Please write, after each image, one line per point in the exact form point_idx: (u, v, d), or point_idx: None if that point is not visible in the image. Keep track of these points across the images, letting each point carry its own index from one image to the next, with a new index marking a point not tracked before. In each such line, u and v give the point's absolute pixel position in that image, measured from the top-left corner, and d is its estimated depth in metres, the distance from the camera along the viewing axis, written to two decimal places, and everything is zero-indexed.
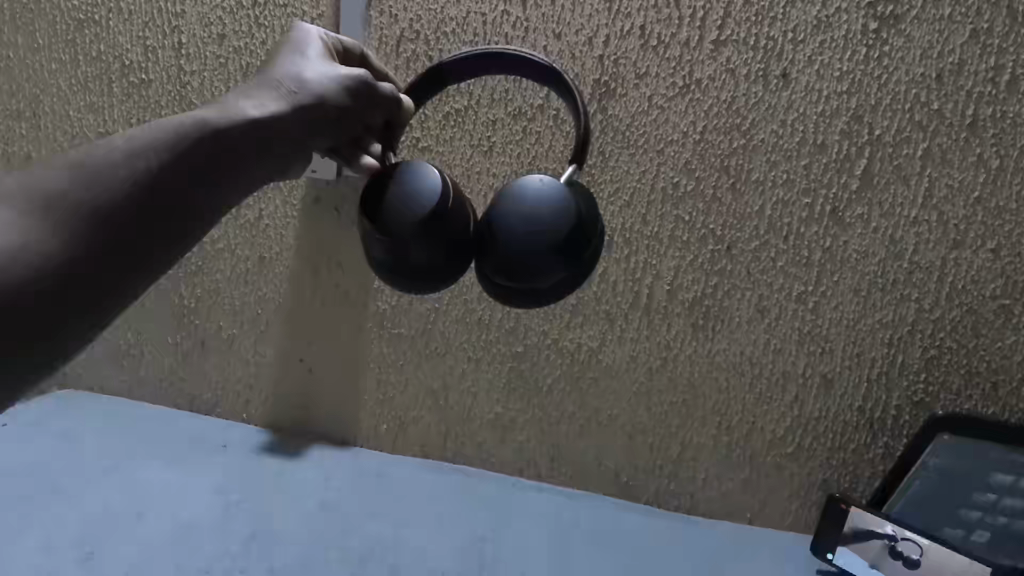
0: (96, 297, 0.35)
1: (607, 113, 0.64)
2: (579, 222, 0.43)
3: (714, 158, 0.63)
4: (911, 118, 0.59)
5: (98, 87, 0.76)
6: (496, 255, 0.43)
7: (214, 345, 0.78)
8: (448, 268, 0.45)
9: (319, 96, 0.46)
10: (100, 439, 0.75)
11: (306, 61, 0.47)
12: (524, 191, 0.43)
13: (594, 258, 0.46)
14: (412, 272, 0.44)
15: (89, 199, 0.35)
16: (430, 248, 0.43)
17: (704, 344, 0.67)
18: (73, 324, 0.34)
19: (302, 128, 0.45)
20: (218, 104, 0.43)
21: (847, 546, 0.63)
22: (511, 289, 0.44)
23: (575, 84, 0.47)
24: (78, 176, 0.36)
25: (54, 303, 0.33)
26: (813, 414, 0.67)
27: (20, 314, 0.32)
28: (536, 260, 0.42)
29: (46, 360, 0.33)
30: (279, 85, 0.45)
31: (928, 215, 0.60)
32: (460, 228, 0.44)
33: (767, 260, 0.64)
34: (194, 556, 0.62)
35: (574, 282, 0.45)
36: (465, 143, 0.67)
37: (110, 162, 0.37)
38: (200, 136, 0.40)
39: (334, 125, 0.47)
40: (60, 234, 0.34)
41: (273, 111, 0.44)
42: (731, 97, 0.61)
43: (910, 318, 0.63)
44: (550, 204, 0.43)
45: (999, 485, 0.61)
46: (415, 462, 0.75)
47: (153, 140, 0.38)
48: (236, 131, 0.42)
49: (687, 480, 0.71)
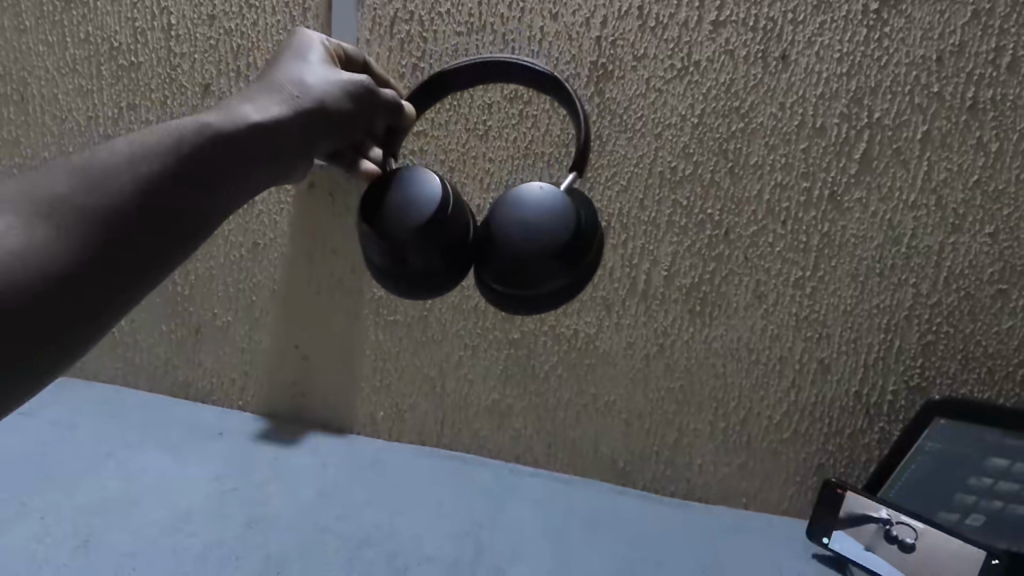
0: (99, 301, 0.34)
1: (604, 95, 0.63)
2: (580, 229, 0.43)
3: (713, 142, 0.62)
4: (911, 101, 0.58)
5: (87, 70, 0.75)
6: (496, 261, 0.43)
7: (209, 332, 0.77)
8: (448, 274, 0.44)
9: (321, 101, 0.47)
10: (96, 427, 0.75)
11: (307, 67, 0.49)
12: (524, 199, 0.43)
13: (594, 264, 0.45)
14: (409, 278, 0.44)
15: (91, 204, 0.35)
16: (427, 254, 0.43)
17: (701, 330, 0.67)
18: (78, 329, 0.34)
19: (304, 133, 0.46)
20: (222, 108, 0.44)
21: (843, 530, 0.64)
22: (509, 294, 0.44)
23: (575, 92, 0.47)
24: (80, 181, 0.35)
25: (66, 307, 0.33)
26: (809, 400, 0.67)
27: (20, 319, 0.31)
28: (535, 265, 0.42)
29: (54, 367, 0.33)
30: (282, 90, 0.46)
31: (926, 199, 0.60)
32: (460, 233, 0.44)
33: (765, 245, 0.64)
34: (194, 542, 0.62)
35: (574, 288, 0.45)
36: (460, 126, 0.66)
37: (114, 167, 0.36)
38: (203, 139, 0.40)
39: (335, 129, 0.48)
40: (63, 238, 0.34)
41: (276, 115, 0.45)
42: (730, 80, 0.60)
43: (907, 303, 0.63)
44: (549, 212, 0.42)
45: (994, 469, 0.61)
46: (411, 449, 0.76)
47: (157, 145, 0.38)
48: (241, 134, 0.43)
49: (684, 465, 0.71)
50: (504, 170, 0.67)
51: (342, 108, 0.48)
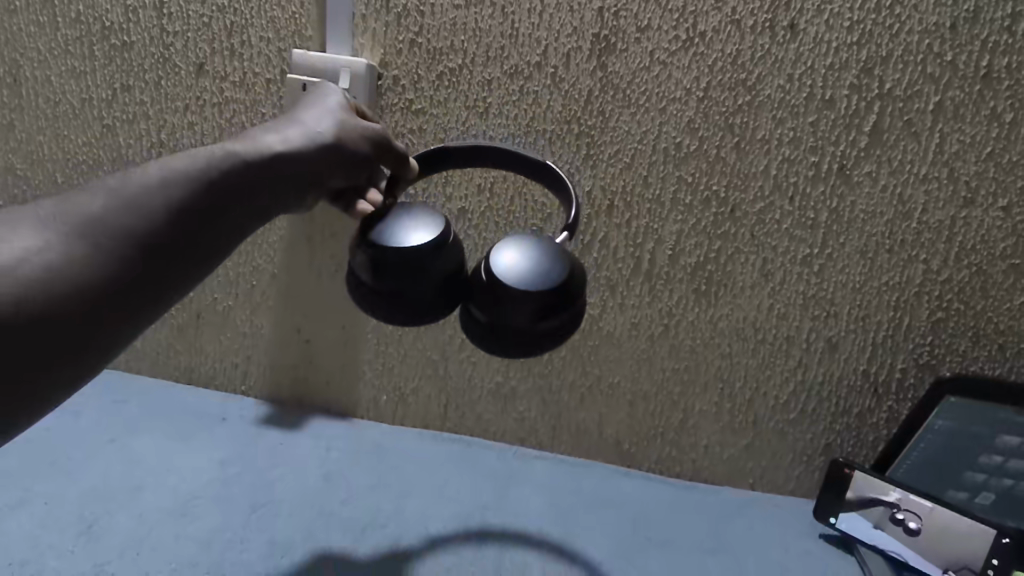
0: (121, 317, 0.34)
1: (607, 70, 0.61)
2: (566, 285, 0.41)
3: (718, 116, 0.60)
4: (923, 70, 0.57)
5: (79, 51, 0.73)
6: (483, 292, 0.42)
7: (210, 317, 0.77)
8: (432, 305, 0.43)
9: (339, 138, 0.46)
10: (102, 413, 0.75)
11: (328, 107, 0.48)
12: (526, 266, 0.41)
13: (578, 319, 0.44)
14: (394, 297, 0.43)
15: (125, 222, 0.35)
16: (415, 278, 0.42)
17: (707, 310, 0.66)
18: (98, 343, 0.33)
19: (323, 165, 0.45)
20: (243, 136, 0.43)
21: (851, 511, 0.63)
22: (490, 326, 0.42)
23: (571, 185, 0.48)
24: (117, 200, 0.35)
25: (89, 323, 0.33)
26: (817, 379, 0.66)
27: (47, 331, 0.31)
28: (521, 302, 0.40)
29: (70, 380, 0.33)
30: (304, 123, 0.46)
31: (938, 171, 0.59)
32: (450, 267, 0.43)
33: (772, 222, 0.62)
34: (201, 525, 0.61)
35: (558, 336, 0.43)
36: (459, 104, 0.65)
37: (147, 189, 0.36)
38: (230, 166, 0.40)
39: (348, 168, 0.47)
40: (94, 256, 0.33)
41: (299, 145, 0.44)
42: (736, 51, 0.59)
43: (917, 280, 0.62)
44: (525, 279, 0.41)
45: (1005, 447, 0.60)
46: (415, 433, 0.75)
47: (187, 170, 0.38)
48: (262, 162, 0.42)
49: (689, 447, 0.71)
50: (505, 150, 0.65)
51: (361, 147, 0.47)
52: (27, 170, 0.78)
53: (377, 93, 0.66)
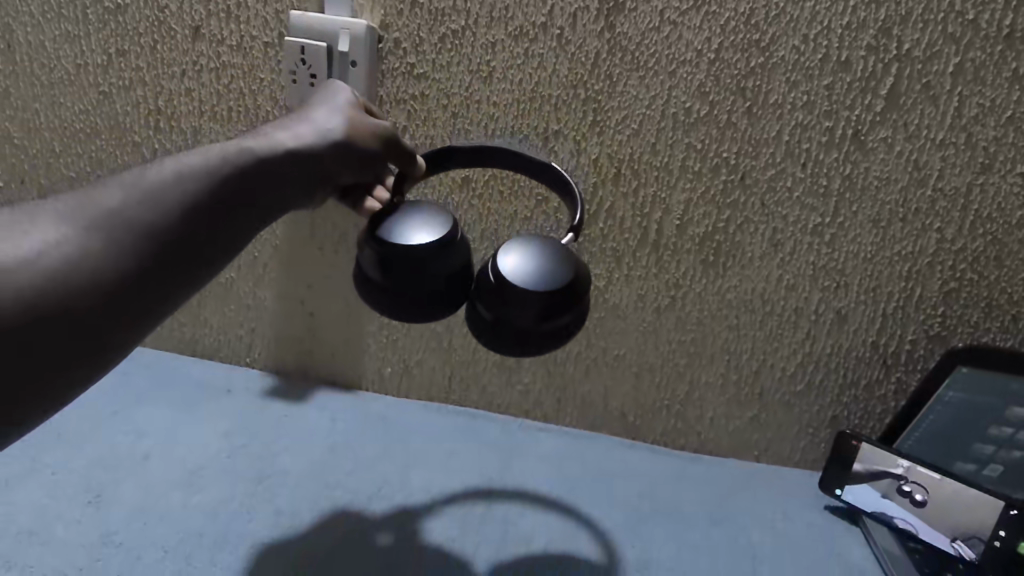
0: (137, 314, 0.33)
1: (615, 30, 0.59)
2: (571, 286, 0.41)
3: (730, 79, 0.58)
4: (944, 30, 0.55)
5: (72, 14, 0.71)
6: (489, 291, 0.41)
7: (213, 288, 0.76)
8: (438, 303, 0.42)
9: (348, 136, 0.45)
10: (113, 385, 0.75)
11: (337, 104, 0.47)
12: (532, 264, 0.40)
13: (582, 321, 0.43)
14: (401, 295, 0.42)
15: (142, 217, 0.34)
16: (423, 276, 0.41)
17: (715, 280, 0.65)
18: (113, 339, 0.33)
19: (332, 163, 0.43)
20: (255, 133, 0.41)
21: (859, 483, 0.63)
22: (495, 325, 0.41)
23: (577, 191, 0.46)
24: (135, 195, 0.34)
25: (104, 318, 0.32)
26: (825, 351, 0.65)
27: (61, 325, 0.31)
28: (528, 302, 0.40)
29: (87, 376, 0.32)
30: (314, 120, 0.44)
31: (955, 137, 0.57)
32: (457, 266, 0.42)
33: (783, 190, 0.61)
34: (213, 497, 0.62)
35: (560, 336, 0.42)
36: (462, 69, 0.63)
37: (162, 184, 0.35)
38: (245, 163, 0.39)
39: (357, 166, 0.45)
40: (111, 251, 0.33)
41: (309, 142, 0.42)
42: (750, 9, 0.56)
43: (930, 250, 0.60)
44: (533, 277, 0.40)
45: (1017, 419, 0.59)
46: (421, 406, 0.75)
47: (203, 166, 0.37)
48: (275, 160, 0.40)
49: (695, 419, 0.71)
50: (509, 116, 0.64)
51: (370, 146, 0.46)
52: (23, 139, 0.77)
53: (378, 57, 0.65)
